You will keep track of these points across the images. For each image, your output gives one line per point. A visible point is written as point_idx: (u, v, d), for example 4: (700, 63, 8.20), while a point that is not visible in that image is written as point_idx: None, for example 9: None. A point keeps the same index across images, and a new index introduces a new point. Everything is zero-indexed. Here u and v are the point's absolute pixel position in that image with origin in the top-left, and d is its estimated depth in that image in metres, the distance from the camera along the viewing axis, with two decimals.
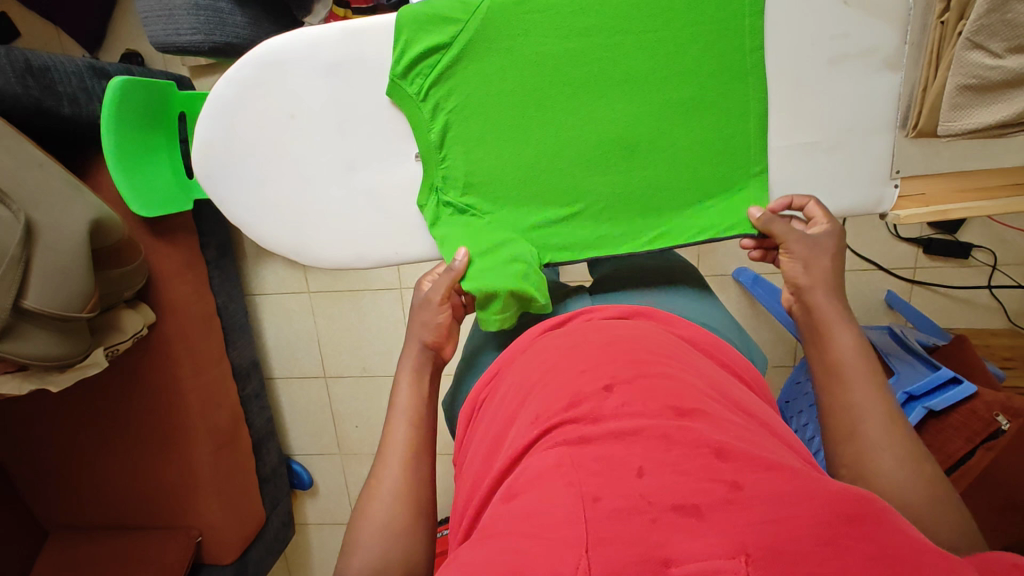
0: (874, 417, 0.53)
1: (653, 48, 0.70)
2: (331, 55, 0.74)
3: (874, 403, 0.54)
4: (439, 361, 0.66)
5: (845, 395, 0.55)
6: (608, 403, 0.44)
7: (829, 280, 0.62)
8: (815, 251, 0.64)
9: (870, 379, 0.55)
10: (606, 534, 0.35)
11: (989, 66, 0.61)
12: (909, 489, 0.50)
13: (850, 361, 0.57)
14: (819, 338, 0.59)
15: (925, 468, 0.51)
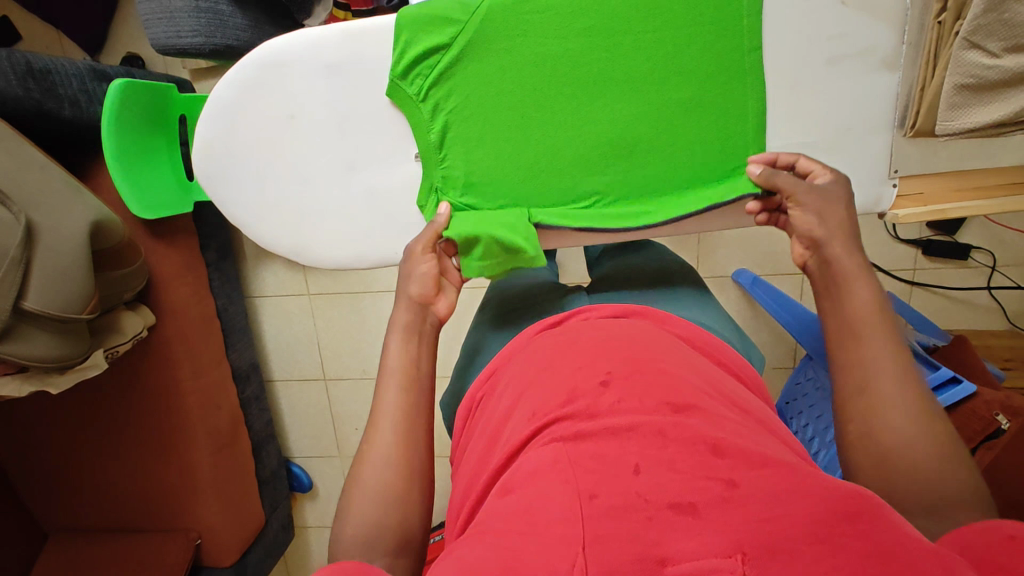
0: (886, 371, 0.50)
1: (651, 49, 0.71)
2: (331, 56, 0.74)
3: (885, 355, 0.50)
4: (431, 317, 0.62)
5: (855, 349, 0.52)
6: (605, 399, 0.44)
7: (847, 230, 0.57)
8: (829, 201, 0.59)
9: (883, 332, 0.51)
10: (603, 531, 0.35)
11: (986, 66, 0.62)
12: (919, 450, 0.47)
13: (862, 313, 0.53)
14: (834, 292, 0.55)
15: (936, 428, 0.48)
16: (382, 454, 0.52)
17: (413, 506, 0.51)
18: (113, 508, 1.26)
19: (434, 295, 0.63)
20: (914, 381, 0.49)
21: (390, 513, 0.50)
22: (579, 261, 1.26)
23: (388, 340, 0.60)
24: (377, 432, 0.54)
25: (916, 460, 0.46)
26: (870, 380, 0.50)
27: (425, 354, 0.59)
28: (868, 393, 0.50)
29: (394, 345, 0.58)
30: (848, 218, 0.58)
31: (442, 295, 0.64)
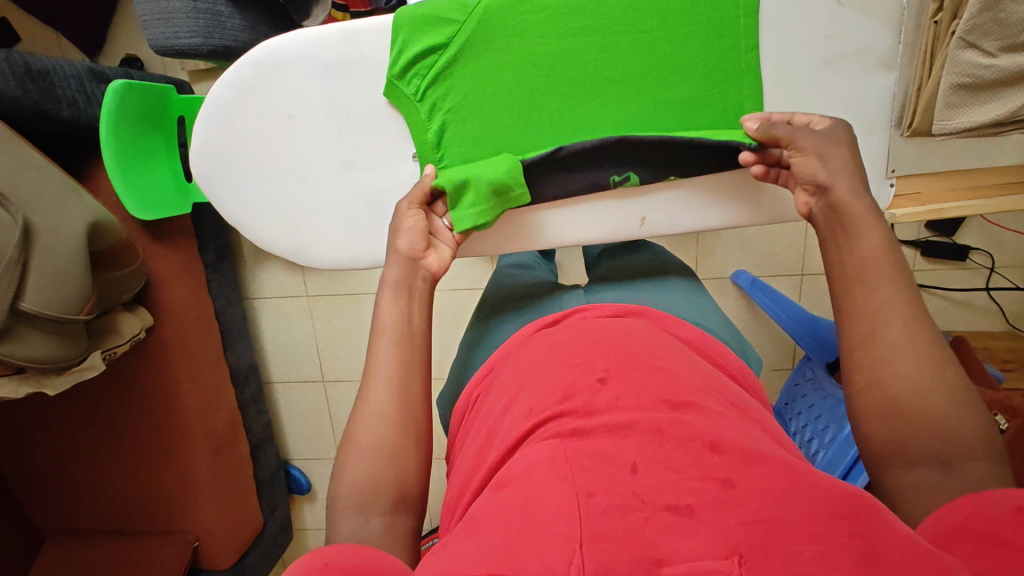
0: (897, 317, 0.49)
1: (648, 49, 0.71)
2: (329, 55, 0.75)
3: (894, 303, 0.49)
4: (421, 269, 0.63)
5: (863, 297, 0.51)
6: (602, 396, 0.44)
7: (853, 168, 0.57)
8: (830, 140, 0.59)
9: (891, 278, 0.51)
10: (600, 530, 0.35)
11: (982, 65, 0.63)
12: (928, 397, 0.45)
13: (872, 259, 0.52)
14: (841, 236, 0.54)
15: (949, 374, 0.46)
16: (376, 411, 0.52)
17: (410, 463, 0.51)
18: (111, 510, 1.26)
19: (423, 250, 0.64)
20: (924, 327, 0.48)
21: (386, 471, 0.50)
22: (578, 263, 1.26)
23: (380, 297, 0.60)
24: (372, 385, 0.54)
25: (923, 429, 0.45)
26: (877, 328, 0.49)
27: (416, 308, 0.59)
28: (875, 341, 0.49)
29: (385, 302, 0.58)
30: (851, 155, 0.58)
31: (433, 252, 0.65)
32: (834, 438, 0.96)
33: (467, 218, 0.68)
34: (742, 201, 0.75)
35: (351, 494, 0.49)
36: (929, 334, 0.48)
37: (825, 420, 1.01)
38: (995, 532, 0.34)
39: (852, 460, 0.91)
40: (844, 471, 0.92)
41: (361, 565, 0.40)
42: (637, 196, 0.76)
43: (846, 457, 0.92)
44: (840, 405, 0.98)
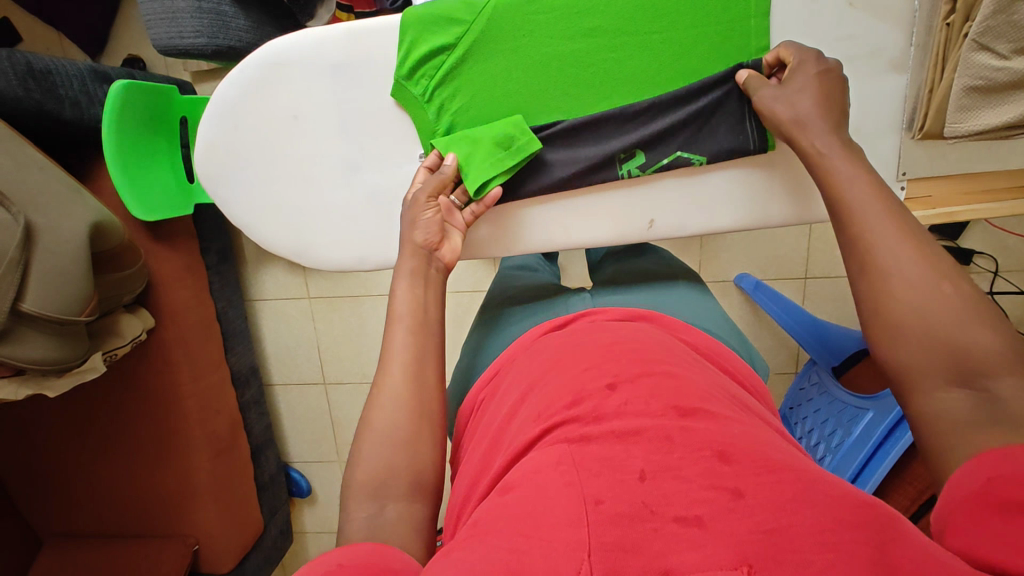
0: (889, 237, 0.48)
1: (657, 52, 0.70)
2: (334, 55, 0.74)
3: (886, 230, 0.48)
4: (435, 257, 0.63)
5: (856, 230, 0.50)
6: (610, 402, 0.44)
7: (822, 110, 0.58)
8: (802, 85, 0.61)
9: (881, 207, 0.50)
10: (608, 540, 0.34)
11: (995, 67, 0.63)
12: (931, 308, 0.44)
13: (857, 193, 0.52)
14: (827, 181, 0.54)
15: (944, 288, 0.45)
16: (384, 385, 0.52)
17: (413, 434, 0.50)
18: (111, 511, 1.25)
19: (438, 241, 0.64)
20: (921, 242, 0.47)
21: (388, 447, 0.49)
22: (581, 266, 1.26)
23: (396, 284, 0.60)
24: None
25: (928, 345, 0.44)
26: (870, 257, 0.48)
27: (424, 291, 0.60)
28: (872, 272, 0.48)
29: (401, 288, 0.58)
30: (832, 97, 0.59)
31: (446, 242, 0.65)
32: (842, 443, 0.95)
33: (477, 176, 0.69)
34: (747, 205, 0.75)
35: (367, 473, 0.49)
36: (929, 251, 0.47)
37: (832, 424, 1.00)
38: (1001, 532, 0.33)
39: (892, 421, 0.87)
40: (882, 434, 0.88)
41: (374, 563, 0.40)
42: (646, 195, 0.75)
43: (886, 420, 0.89)
44: (848, 410, 0.98)
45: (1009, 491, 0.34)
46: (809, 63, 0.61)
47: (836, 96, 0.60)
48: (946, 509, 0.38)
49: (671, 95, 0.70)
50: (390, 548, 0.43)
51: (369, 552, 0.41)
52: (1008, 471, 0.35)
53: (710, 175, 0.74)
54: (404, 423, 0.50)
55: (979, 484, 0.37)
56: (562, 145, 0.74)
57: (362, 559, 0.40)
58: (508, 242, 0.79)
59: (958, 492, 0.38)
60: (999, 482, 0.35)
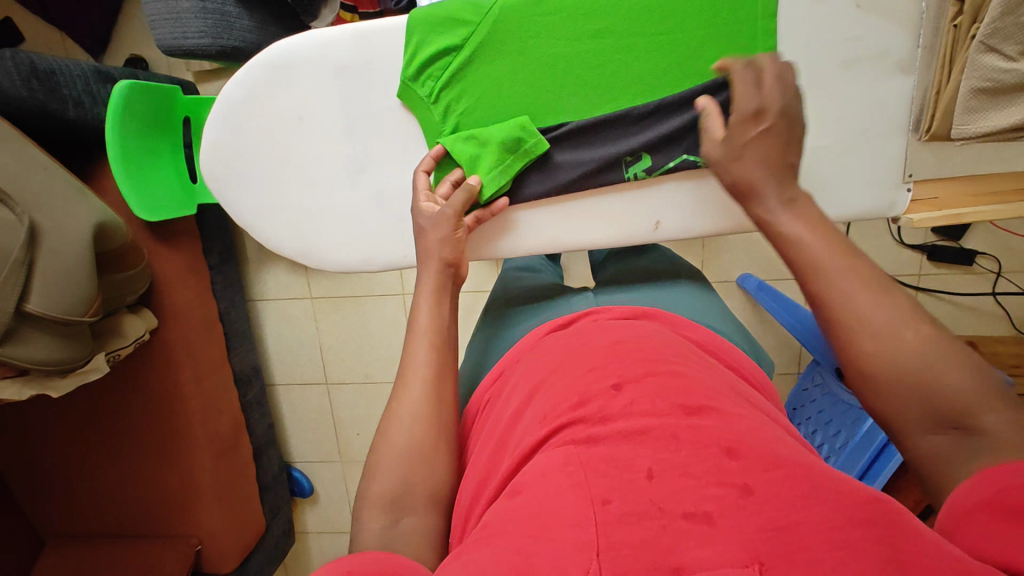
0: (855, 293, 0.47)
1: (664, 52, 0.70)
2: (340, 56, 0.74)
3: (852, 285, 0.47)
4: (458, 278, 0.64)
5: (821, 284, 0.49)
6: (616, 402, 0.43)
7: (768, 171, 0.56)
8: (744, 144, 0.57)
9: (843, 265, 0.48)
10: (617, 539, 0.34)
11: (1002, 69, 0.61)
12: (906, 358, 0.44)
13: (816, 251, 0.50)
14: (787, 241, 0.52)
15: (907, 335, 0.45)
16: None
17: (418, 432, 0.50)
18: (114, 510, 1.25)
19: (461, 255, 0.64)
20: (888, 289, 0.47)
21: None
22: (584, 266, 1.26)
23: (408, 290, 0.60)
24: None
25: (912, 393, 0.44)
26: (834, 311, 0.47)
27: (430, 291, 0.60)
28: (842, 324, 0.47)
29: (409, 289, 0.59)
30: (774, 155, 0.56)
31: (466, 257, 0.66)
32: (846, 444, 0.95)
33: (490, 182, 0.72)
34: None
35: (381, 491, 0.50)
36: (893, 293, 0.47)
37: (836, 425, 1.00)
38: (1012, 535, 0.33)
39: (881, 443, 0.90)
40: (871, 456, 0.91)
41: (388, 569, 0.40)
42: (652, 196, 0.75)
43: (874, 442, 0.91)
44: (852, 411, 0.98)
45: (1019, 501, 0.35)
46: (749, 119, 0.58)
47: (784, 146, 0.57)
48: (951, 524, 0.37)
49: (677, 96, 0.70)
50: (398, 555, 0.43)
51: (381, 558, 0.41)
52: (1018, 483, 0.36)
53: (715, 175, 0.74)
54: None
55: (985, 497, 0.37)
56: (569, 145, 0.74)
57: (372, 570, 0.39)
58: (512, 243, 0.78)
59: (962, 505, 0.38)
60: (1008, 493, 0.36)
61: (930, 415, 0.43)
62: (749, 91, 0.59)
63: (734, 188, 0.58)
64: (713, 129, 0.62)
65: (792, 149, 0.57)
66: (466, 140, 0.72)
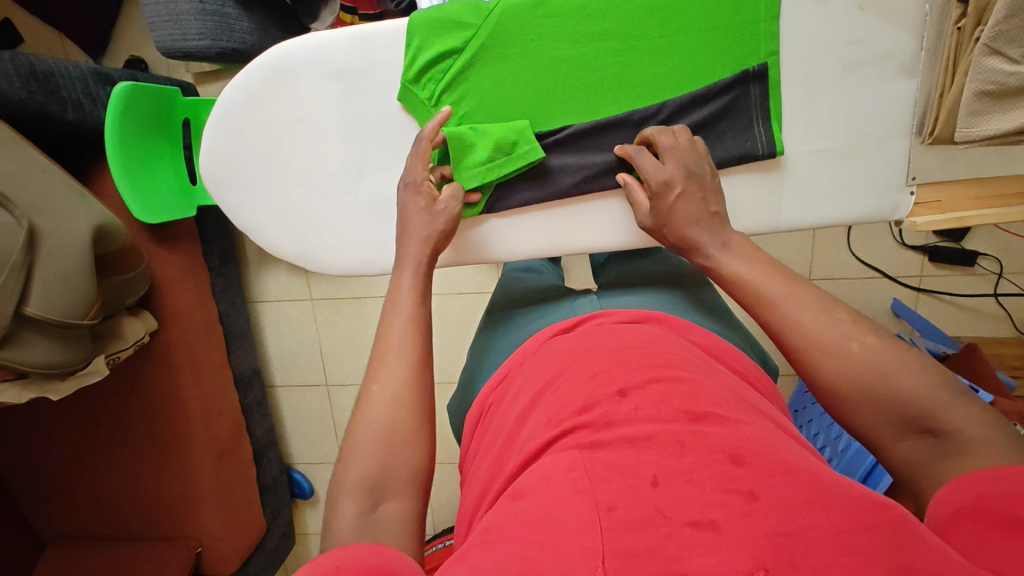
0: (800, 315, 0.49)
1: (666, 56, 0.70)
2: (340, 59, 0.74)
3: (801, 313, 0.49)
4: None
5: (770, 313, 0.51)
6: (621, 408, 0.43)
7: (697, 225, 0.60)
8: (665, 210, 0.62)
9: (797, 299, 0.50)
10: (622, 546, 0.34)
11: (1006, 72, 0.59)
12: (863, 367, 0.45)
13: (766, 286, 0.53)
14: (730, 281, 0.56)
15: (853, 347, 0.46)
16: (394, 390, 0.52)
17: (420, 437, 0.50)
18: (114, 512, 1.24)
19: None
20: (832, 306, 0.49)
21: (398, 452, 0.49)
22: (585, 268, 1.26)
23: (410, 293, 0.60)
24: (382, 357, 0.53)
25: (874, 403, 0.44)
26: (783, 337, 0.50)
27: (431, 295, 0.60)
28: (795, 348, 0.49)
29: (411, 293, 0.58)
30: (695, 215, 0.60)
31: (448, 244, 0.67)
32: (848, 447, 0.95)
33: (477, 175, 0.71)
34: (757, 208, 0.73)
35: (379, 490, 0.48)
36: (840, 309, 0.49)
37: (838, 427, 1.00)
38: (1002, 543, 0.34)
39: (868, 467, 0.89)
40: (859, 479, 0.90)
41: (371, 563, 0.39)
42: None
43: (862, 464, 0.91)
44: None
45: (1004, 507, 0.35)
46: (661, 191, 0.62)
47: (709, 202, 0.61)
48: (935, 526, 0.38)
49: (678, 101, 0.70)
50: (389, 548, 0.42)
51: (363, 550, 0.41)
52: (1000, 490, 0.36)
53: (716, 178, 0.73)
54: (413, 429, 0.50)
55: (968, 501, 0.37)
56: (567, 150, 0.74)
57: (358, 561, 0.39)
58: (512, 246, 0.78)
59: (945, 509, 0.38)
60: (990, 499, 0.36)
61: (931, 422, 0.42)
62: (654, 166, 0.64)
63: (674, 244, 0.62)
64: (639, 197, 0.67)
65: (711, 203, 0.61)
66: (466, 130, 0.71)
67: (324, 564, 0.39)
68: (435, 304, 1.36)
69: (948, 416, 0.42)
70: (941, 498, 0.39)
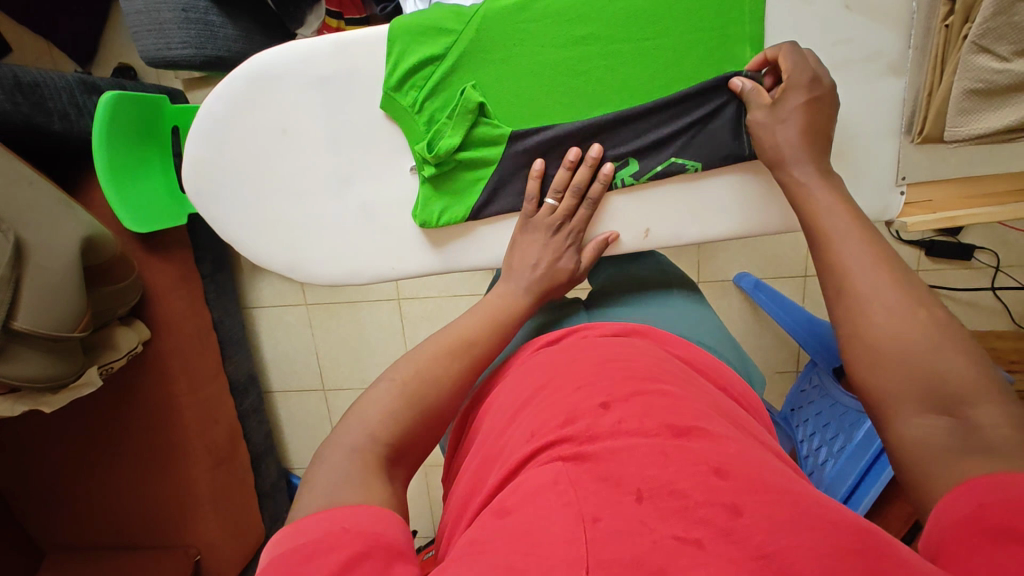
0: (872, 273, 0.49)
1: (651, 59, 0.69)
2: (322, 68, 0.73)
3: (867, 271, 0.49)
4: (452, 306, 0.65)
5: (836, 266, 0.52)
6: (605, 421, 0.43)
7: (805, 139, 0.60)
8: (790, 111, 0.61)
9: (866, 242, 0.52)
10: (606, 557, 0.33)
11: (996, 70, 0.59)
12: (911, 337, 0.45)
13: (837, 223, 0.54)
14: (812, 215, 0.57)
15: (919, 313, 0.46)
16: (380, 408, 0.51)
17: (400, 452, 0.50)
18: (112, 521, 1.24)
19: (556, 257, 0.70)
20: (902, 274, 0.49)
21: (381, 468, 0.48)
22: None
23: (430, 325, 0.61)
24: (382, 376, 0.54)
25: (907, 372, 0.44)
26: (846, 285, 0.50)
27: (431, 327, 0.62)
28: (849, 298, 0.49)
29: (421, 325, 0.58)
30: (818, 129, 0.61)
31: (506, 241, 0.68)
32: (844, 447, 0.94)
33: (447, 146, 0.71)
34: (754, 203, 0.72)
35: None
36: (903, 279, 0.49)
37: (833, 427, 0.98)
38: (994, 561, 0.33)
39: (863, 470, 0.89)
40: (857, 478, 0.89)
41: (372, 533, 0.39)
42: (640, 203, 0.74)
43: (860, 463, 0.90)
44: (849, 414, 0.95)
45: (995, 517, 0.34)
46: (803, 86, 0.61)
47: (824, 125, 0.61)
48: (931, 537, 0.38)
49: (660, 100, 0.69)
50: (389, 515, 0.42)
51: (372, 518, 0.40)
52: (999, 497, 0.35)
53: (706, 183, 0.72)
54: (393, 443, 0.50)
55: (969, 508, 0.36)
56: (550, 149, 0.73)
57: (367, 529, 0.39)
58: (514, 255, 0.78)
59: (941, 523, 0.37)
60: (990, 507, 0.35)
61: (959, 409, 0.42)
62: (798, 61, 0.61)
63: (771, 159, 0.63)
64: (757, 97, 0.64)
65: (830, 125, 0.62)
66: (450, 120, 0.71)
67: (334, 525, 0.39)
68: (431, 307, 1.36)
69: (976, 413, 0.41)
70: (936, 514, 0.38)
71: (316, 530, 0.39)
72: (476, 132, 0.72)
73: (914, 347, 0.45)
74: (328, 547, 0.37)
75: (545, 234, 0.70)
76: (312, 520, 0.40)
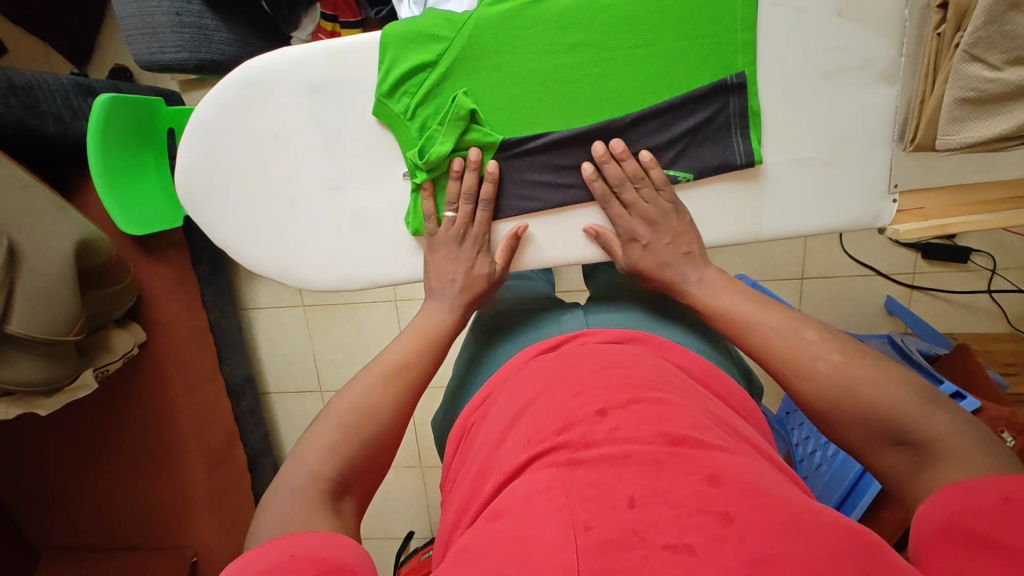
0: (781, 335, 0.55)
1: (643, 66, 0.69)
2: (314, 73, 0.73)
3: (773, 334, 0.56)
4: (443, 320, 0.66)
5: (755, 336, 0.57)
6: (600, 428, 0.43)
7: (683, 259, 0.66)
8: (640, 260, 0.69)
9: (766, 311, 0.58)
10: (598, 566, 0.33)
11: (986, 79, 0.59)
12: (839, 382, 0.50)
13: (738, 305, 0.61)
14: (701, 315, 0.64)
15: (820, 365, 0.52)
16: None
17: None
18: (109, 523, 1.24)
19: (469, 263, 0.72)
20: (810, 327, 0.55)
21: None
22: (575, 271, 1.25)
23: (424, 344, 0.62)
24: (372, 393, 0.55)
25: (855, 413, 0.48)
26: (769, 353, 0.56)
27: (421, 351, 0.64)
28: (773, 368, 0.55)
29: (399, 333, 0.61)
30: (669, 257, 0.67)
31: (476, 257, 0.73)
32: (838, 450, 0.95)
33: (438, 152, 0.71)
34: (741, 216, 0.73)
35: None
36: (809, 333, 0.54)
37: None
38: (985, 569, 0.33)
39: (852, 480, 0.89)
40: (851, 484, 0.89)
41: (325, 556, 0.40)
42: None
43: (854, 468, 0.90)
44: None
45: (990, 534, 0.34)
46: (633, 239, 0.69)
47: (678, 245, 0.67)
48: (917, 547, 0.39)
49: (653, 108, 0.69)
50: (340, 539, 0.44)
51: (322, 543, 0.42)
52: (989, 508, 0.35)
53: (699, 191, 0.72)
54: None
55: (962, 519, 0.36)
56: (543, 155, 0.73)
57: (317, 552, 0.40)
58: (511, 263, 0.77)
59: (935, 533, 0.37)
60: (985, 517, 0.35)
61: (910, 436, 0.45)
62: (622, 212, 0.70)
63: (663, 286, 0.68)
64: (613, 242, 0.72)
65: (681, 241, 0.67)
66: (442, 127, 0.71)
67: (284, 551, 0.40)
68: None
69: (928, 428, 0.45)
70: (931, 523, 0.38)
71: (266, 557, 0.40)
72: (467, 139, 0.72)
73: (845, 368, 0.50)
74: (285, 568, 0.38)
75: (453, 246, 0.73)
76: (262, 549, 0.41)
